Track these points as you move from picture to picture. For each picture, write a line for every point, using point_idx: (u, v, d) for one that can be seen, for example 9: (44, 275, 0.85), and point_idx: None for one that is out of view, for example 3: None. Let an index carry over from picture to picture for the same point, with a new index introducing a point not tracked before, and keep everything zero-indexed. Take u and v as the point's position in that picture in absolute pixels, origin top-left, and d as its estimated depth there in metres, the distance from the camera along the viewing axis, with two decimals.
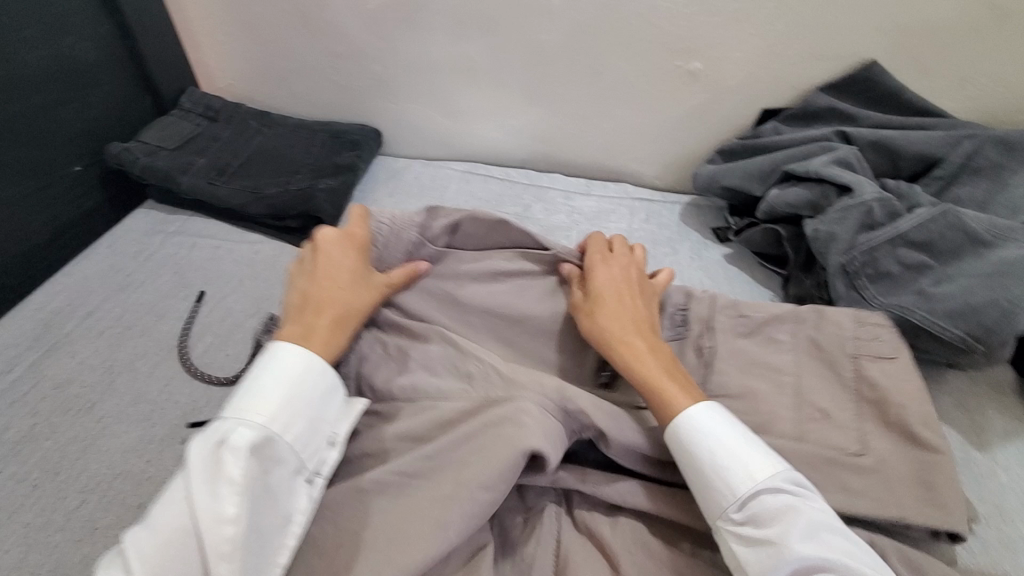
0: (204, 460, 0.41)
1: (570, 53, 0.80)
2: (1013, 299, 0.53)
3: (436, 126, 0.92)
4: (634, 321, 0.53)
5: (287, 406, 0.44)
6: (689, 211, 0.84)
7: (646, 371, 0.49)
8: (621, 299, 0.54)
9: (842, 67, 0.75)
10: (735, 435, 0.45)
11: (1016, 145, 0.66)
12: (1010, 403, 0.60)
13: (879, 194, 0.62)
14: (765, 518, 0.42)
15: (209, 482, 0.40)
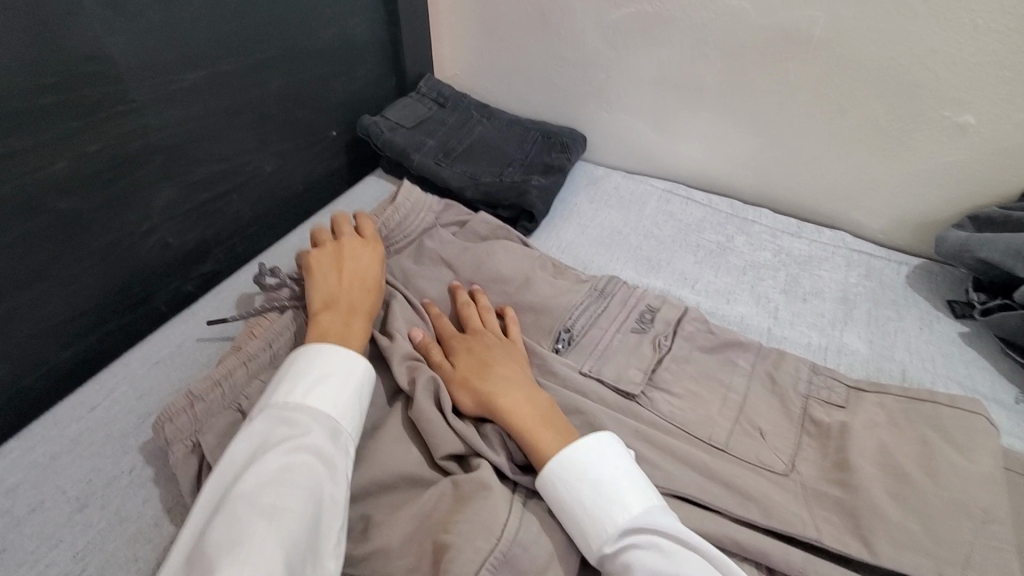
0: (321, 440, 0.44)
1: (815, 87, 0.75)
2: None
3: (644, 140, 0.92)
4: (525, 382, 0.52)
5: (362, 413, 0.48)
6: (916, 275, 0.75)
7: (512, 408, 0.49)
8: (511, 368, 0.54)
9: None
10: (632, 485, 0.44)
11: None
12: None
13: None
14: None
15: (319, 460, 0.42)
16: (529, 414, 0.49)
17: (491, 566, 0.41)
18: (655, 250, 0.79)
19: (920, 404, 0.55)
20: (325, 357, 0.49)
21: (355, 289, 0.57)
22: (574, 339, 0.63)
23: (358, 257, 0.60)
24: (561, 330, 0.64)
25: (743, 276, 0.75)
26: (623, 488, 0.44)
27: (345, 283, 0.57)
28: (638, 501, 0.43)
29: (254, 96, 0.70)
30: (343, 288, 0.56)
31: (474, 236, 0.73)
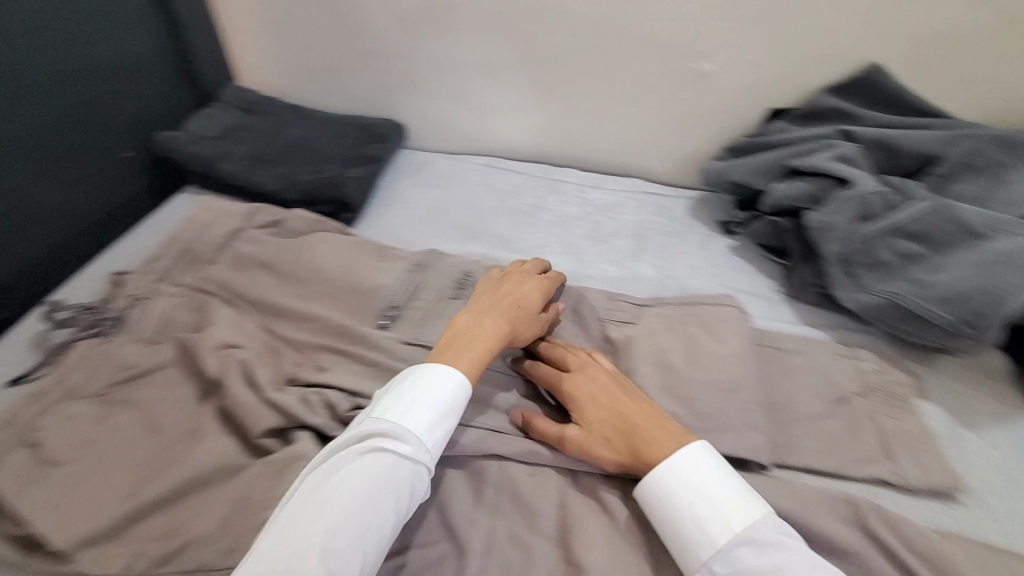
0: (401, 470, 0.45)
1: (589, 54, 0.84)
2: (1000, 287, 0.56)
3: (457, 121, 0.97)
4: (583, 390, 0.54)
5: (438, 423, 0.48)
6: (696, 206, 0.88)
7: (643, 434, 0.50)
8: (614, 407, 0.52)
9: (846, 69, 0.78)
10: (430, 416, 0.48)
11: (1014, 145, 0.70)
12: (1000, 387, 0.63)
13: (876, 187, 0.65)
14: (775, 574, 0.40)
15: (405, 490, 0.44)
16: (653, 437, 0.49)
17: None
18: (476, 220, 0.84)
19: (688, 308, 0.65)
20: (431, 377, 0.49)
21: (515, 306, 0.59)
22: (399, 313, 0.65)
23: (527, 292, 0.62)
24: (387, 306, 0.65)
25: (554, 230, 0.83)
26: (416, 411, 0.47)
27: (511, 303, 0.59)
28: (417, 417, 0.47)
29: (15, 126, 0.66)
30: (509, 307, 0.58)
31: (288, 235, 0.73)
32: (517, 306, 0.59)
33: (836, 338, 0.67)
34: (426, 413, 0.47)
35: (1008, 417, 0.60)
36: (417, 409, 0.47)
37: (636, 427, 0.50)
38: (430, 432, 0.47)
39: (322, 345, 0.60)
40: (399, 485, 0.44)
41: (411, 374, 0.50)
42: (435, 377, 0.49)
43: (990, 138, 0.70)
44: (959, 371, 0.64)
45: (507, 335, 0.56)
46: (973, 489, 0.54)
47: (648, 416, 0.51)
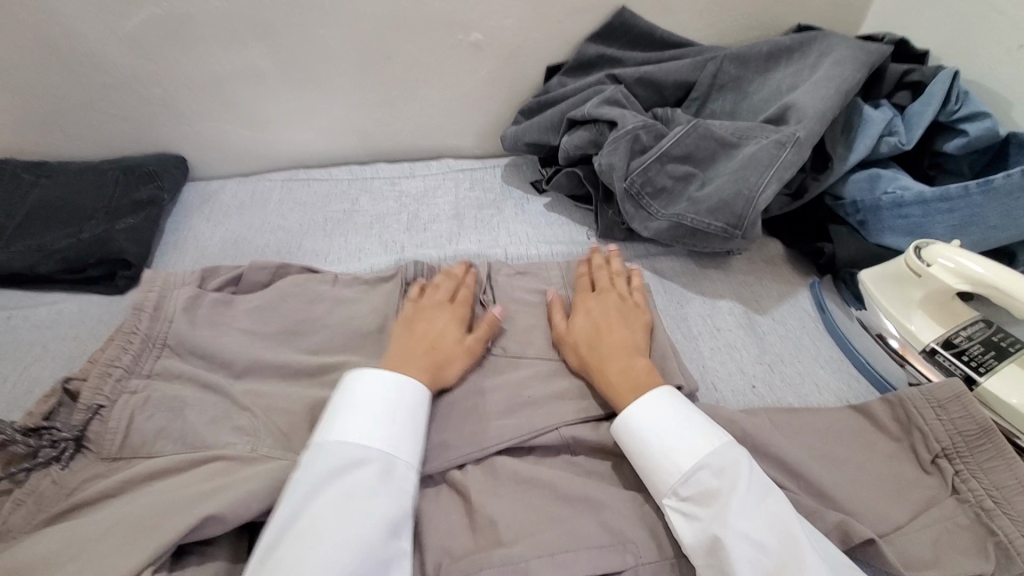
0: (334, 473, 0.45)
1: (362, 45, 0.81)
2: (751, 188, 0.63)
3: (244, 139, 0.89)
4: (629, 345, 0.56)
5: (366, 421, 0.48)
6: (508, 172, 0.90)
7: (613, 381, 0.53)
8: (598, 330, 0.58)
9: (601, 15, 0.83)
10: (359, 413, 0.49)
11: (746, 60, 0.79)
12: (780, 271, 0.72)
13: (640, 121, 0.71)
14: (706, 496, 0.44)
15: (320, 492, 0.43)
16: (615, 377, 0.53)
17: None
18: (285, 240, 0.79)
19: (519, 274, 0.70)
20: (360, 384, 0.51)
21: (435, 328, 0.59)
22: None
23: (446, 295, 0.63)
24: (237, 362, 0.57)
25: (371, 230, 0.81)
26: (367, 423, 0.48)
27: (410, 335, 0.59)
28: (358, 427, 0.48)
29: None
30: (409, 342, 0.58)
31: (218, 291, 0.64)
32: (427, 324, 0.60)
33: (644, 265, 0.73)
34: (367, 419, 0.49)
35: (789, 294, 0.69)
36: (357, 417, 0.49)
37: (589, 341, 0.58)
38: (388, 430, 0.49)
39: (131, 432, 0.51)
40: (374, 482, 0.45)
41: (339, 396, 0.51)
42: (365, 382, 0.51)
43: (726, 57, 0.79)
44: (746, 266, 0.73)
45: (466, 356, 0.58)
46: (772, 363, 0.62)
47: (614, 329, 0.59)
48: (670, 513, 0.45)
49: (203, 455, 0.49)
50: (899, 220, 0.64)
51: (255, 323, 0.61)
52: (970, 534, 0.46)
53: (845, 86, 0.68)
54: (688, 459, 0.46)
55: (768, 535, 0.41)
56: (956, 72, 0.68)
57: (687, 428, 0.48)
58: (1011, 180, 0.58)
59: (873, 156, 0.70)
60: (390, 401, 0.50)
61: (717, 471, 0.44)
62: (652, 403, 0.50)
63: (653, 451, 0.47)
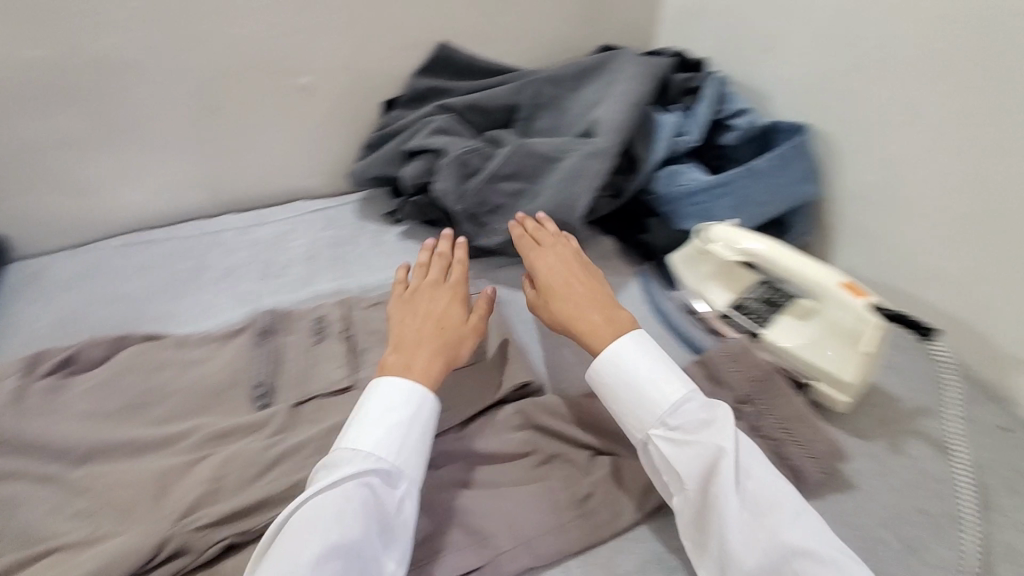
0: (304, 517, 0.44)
1: (188, 99, 0.81)
2: (569, 197, 0.72)
3: (68, 210, 0.84)
4: (604, 299, 0.59)
5: (387, 427, 0.49)
6: (362, 206, 0.93)
7: (593, 326, 0.57)
8: (578, 282, 0.61)
9: (424, 52, 0.90)
10: (397, 409, 0.50)
11: (558, 80, 0.88)
12: (613, 264, 0.81)
13: (467, 147, 0.76)
14: (682, 433, 0.50)
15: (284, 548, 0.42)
16: (600, 325, 0.57)
17: None
18: (128, 308, 0.76)
19: (375, 304, 0.72)
20: (379, 392, 0.52)
21: (431, 313, 0.60)
22: (272, 389, 0.62)
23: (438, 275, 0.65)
24: (74, 447, 0.55)
25: (222, 284, 0.79)
26: (377, 432, 0.49)
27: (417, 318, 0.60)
28: (366, 437, 0.49)
29: None
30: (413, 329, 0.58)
31: (47, 376, 0.61)
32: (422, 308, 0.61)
33: (495, 277, 0.78)
34: (376, 430, 0.49)
35: (622, 283, 0.78)
36: (370, 428, 0.49)
37: (573, 284, 0.61)
38: (416, 433, 0.50)
39: None
40: (335, 522, 0.43)
41: (364, 399, 0.52)
42: (383, 389, 0.52)
43: (542, 80, 0.88)
44: None
45: (464, 331, 0.59)
46: None
47: (583, 284, 0.61)
48: (657, 441, 0.51)
49: (42, 551, 0.47)
50: (693, 206, 0.75)
51: (92, 401, 0.59)
52: (766, 460, 0.55)
53: (636, 98, 0.78)
54: (677, 396, 0.51)
55: (769, 480, 0.47)
56: (721, 80, 0.83)
57: (665, 370, 0.53)
58: (768, 164, 0.72)
59: (672, 155, 0.81)
60: (411, 404, 0.51)
61: (704, 410, 0.51)
62: (625, 348, 0.54)
63: (635, 393, 0.53)
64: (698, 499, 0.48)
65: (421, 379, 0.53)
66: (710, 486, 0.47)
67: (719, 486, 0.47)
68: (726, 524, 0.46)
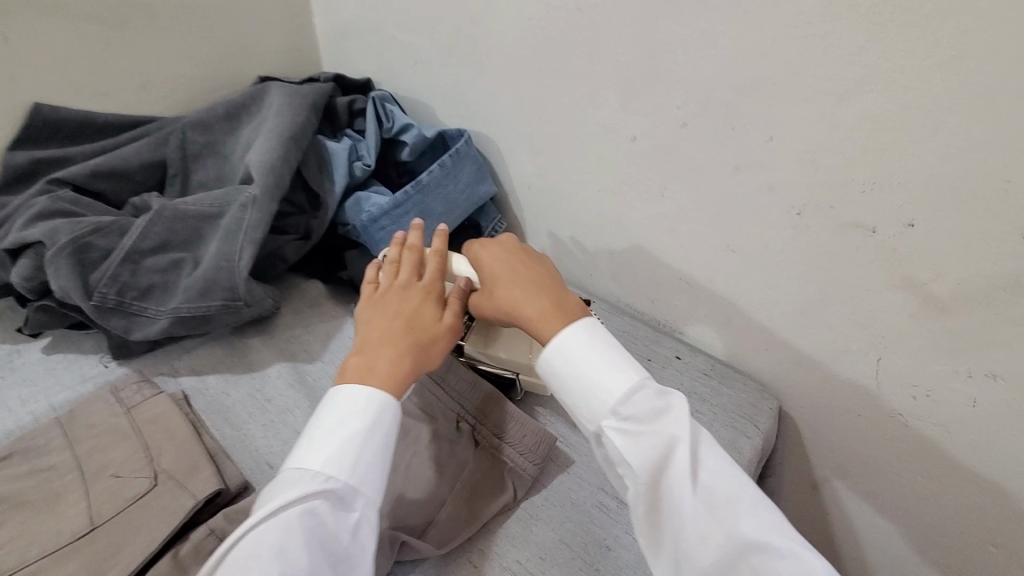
0: None
1: None
2: (230, 258, 0.63)
3: None
4: (548, 283, 0.53)
5: (338, 452, 0.44)
6: None
7: (533, 308, 0.51)
8: (516, 261, 0.55)
9: (13, 120, 0.71)
10: (321, 446, 0.44)
11: (207, 124, 0.77)
12: (324, 309, 0.75)
13: (87, 227, 0.62)
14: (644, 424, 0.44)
15: None
16: (545, 312, 0.51)
17: None
18: None
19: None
20: (345, 398, 0.47)
21: (408, 317, 0.52)
22: None
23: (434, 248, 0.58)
24: None
25: None
26: (333, 444, 0.44)
27: (423, 308, 0.53)
28: (322, 458, 0.43)
29: None
30: (391, 341, 0.50)
31: None
32: (365, 331, 0.51)
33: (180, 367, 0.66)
34: (338, 444, 0.44)
35: (335, 328, 0.72)
36: (336, 439, 0.44)
37: (495, 282, 0.54)
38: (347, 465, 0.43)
39: None
40: None
41: (328, 402, 0.47)
42: (344, 399, 0.47)
43: (186, 127, 0.76)
44: (291, 318, 0.73)
45: (449, 330, 0.53)
46: None
47: (535, 275, 0.54)
48: (609, 434, 0.45)
49: None
50: (379, 232, 0.72)
51: None
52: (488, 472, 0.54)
53: (289, 131, 0.70)
54: (626, 385, 0.46)
55: (724, 467, 0.42)
56: (381, 97, 0.80)
57: (613, 358, 0.48)
58: (434, 176, 0.72)
59: (353, 182, 0.78)
60: (378, 415, 0.46)
61: (657, 397, 0.45)
62: (570, 335, 0.49)
63: (585, 380, 0.47)
64: (650, 499, 0.43)
65: (384, 381, 0.47)
66: (664, 482, 0.42)
67: (668, 485, 0.42)
68: (679, 524, 0.41)
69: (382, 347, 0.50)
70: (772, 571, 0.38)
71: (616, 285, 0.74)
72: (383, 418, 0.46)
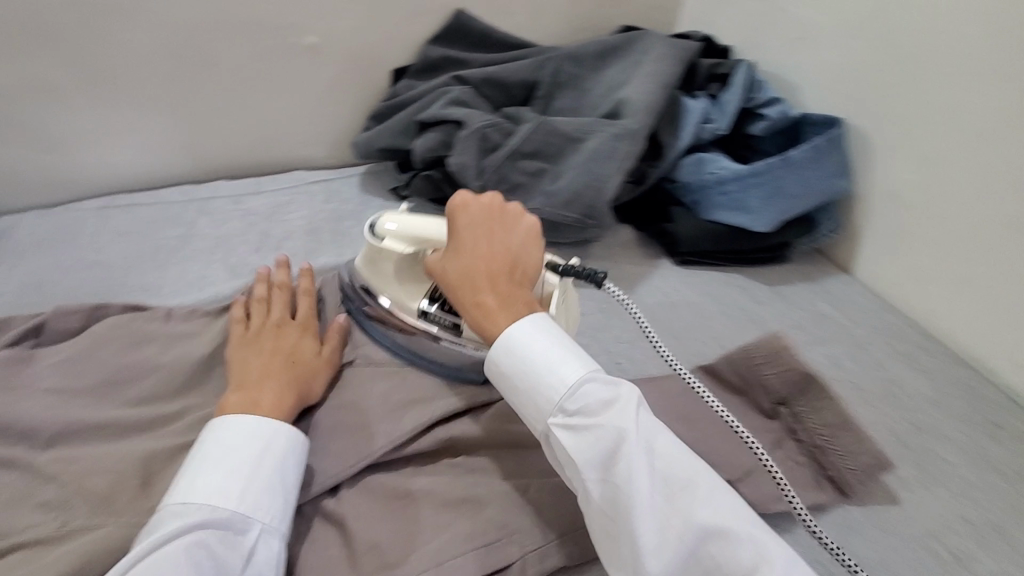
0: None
1: (177, 51, 0.74)
2: (598, 179, 0.69)
3: (39, 167, 0.76)
4: (490, 275, 0.50)
5: (279, 465, 0.45)
6: (365, 180, 0.87)
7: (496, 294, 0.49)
8: (474, 237, 0.52)
9: (440, 17, 0.84)
10: (252, 452, 0.45)
11: (580, 58, 0.83)
12: (634, 253, 0.78)
13: (488, 120, 0.72)
14: (587, 415, 0.43)
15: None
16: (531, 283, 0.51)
17: None
18: (105, 277, 0.69)
19: None
20: (217, 433, 0.45)
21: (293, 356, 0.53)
22: None
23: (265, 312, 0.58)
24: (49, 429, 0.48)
25: (214, 255, 0.73)
26: (254, 465, 0.44)
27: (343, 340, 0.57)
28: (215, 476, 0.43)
29: None
30: (294, 360, 0.54)
31: (11, 347, 0.53)
32: (237, 359, 0.53)
33: None
34: (217, 477, 0.43)
35: (643, 275, 0.75)
36: (217, 467, 0.43)
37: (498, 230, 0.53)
38: (243, 491, 0.43)
39: None
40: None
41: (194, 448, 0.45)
42: (223, 431, 0.45)
43: (562, 57, 0.83)
44: (605, 252, 0.77)
45: (309, 374, 0.54)
46: (632, 339, 0.66)
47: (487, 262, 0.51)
48: (557, 435, 0.44)
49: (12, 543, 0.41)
50: (721, 197, 0.72)
51: (66, 377, 0.52)
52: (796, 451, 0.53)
53: (667, 80, 0.75)
54: (573, 378, 0.44)
55: (677, 446, 0.41)
56: (750, 66, 0.79)
57: (557, 351, 0.46)
58: (803, 155, 0.70)
59: (698, 143, 0.78)
60: (278, 442, 0.46)
61: (607, 387, 0.44)
62: (525, 332, 0.47)
63: (551, 360, 0.45)
64: (603, 507, 0.41)
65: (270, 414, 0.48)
66: (615, 474, 0.40)
67: (619, 466, 0.40)
68: (641, 507, 0.39)
69: (294, 361, 0.53)
70: (732, 556, 0.37)
71: (956, 328, 0.67)
72: (295, 451, 0.47)
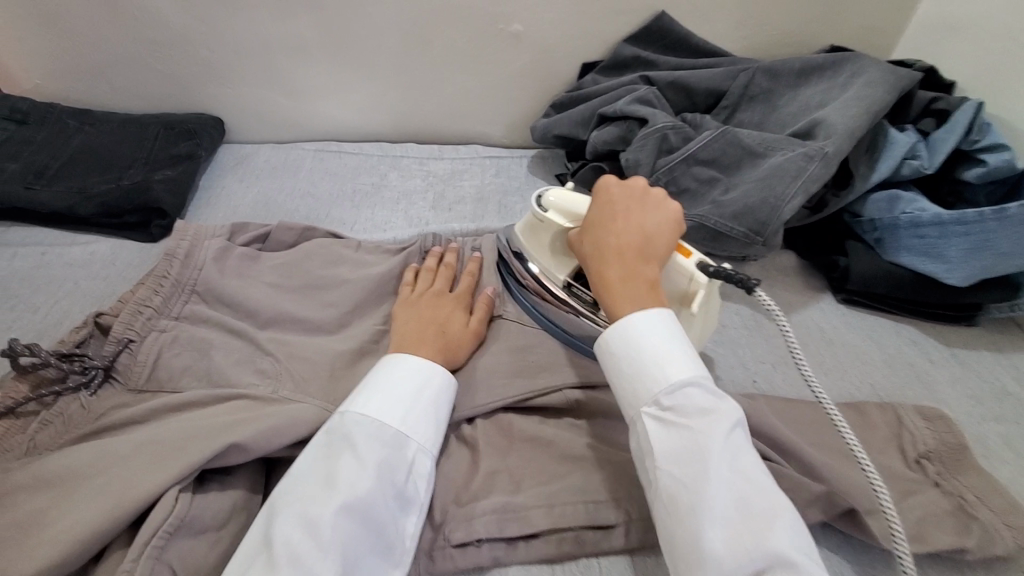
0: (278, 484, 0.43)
1: (404, 25, 0.83)
2: (777, 197, 0.66)
3: (280, 108, 0.92)
4: (629, 253, 0.51)
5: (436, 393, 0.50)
6: (534, 163, 0.93)
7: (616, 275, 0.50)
8: (608, 216, 0.54)
9: (640, 18, 0.85)
10: (416, 381, 0.50)
11: (777, 73, 0.80)
12: (793, 280, 0.75)
13: (670, 122, 0.73)
14: (686, 412, 0.42)
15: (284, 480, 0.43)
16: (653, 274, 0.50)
17: (162, 538, 0.41)
18: (313, 207, 0.82)
19: None
20: (388, 365, 0.51)
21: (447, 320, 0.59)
22: None
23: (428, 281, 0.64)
24: (264, 315, 0.59)
25: (397, 205, 0.83)
26: (419, 391, 0.49)
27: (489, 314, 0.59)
28: (394, 397, 0.48)
29: None
30: (449, 324, 0.58)
31: (248, 245, 0.66)
32: (398, 314, 0.59)
33: None
34: (392, 396, 0.48)
35: (800, 304, 0.72)
36: (393, 386, 0.49)
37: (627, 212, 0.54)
38: (412, 409, 0.48)
39: (162, 370, 0.53)
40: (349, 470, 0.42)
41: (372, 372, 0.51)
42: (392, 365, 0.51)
43: (758, 69, 0.81)
44: (761, 273, 0.75)
45: (458, 338, 0.57)
46: (777, 364, 0.64)
47: (621, 244, 0.51)
48: (646, 420, 0.43)
49: (229, 392, 0.52)
50: (914, 239, 0.66)
51: (280, 278, 0.63)
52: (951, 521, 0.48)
53: (875, 106, 0.69)
54: (678, 378, 0.43)
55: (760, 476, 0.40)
56: (982, 103, 0.70)
57: (669, 347, 0.45)
58: None
59: (895, 178, 0.72)
60: (438, 376, 0.51)
61: (709, 396, 0.43)
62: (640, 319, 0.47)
63: (653, 354, 0.45)
64: (667, 502, 0.40)
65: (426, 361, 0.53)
66: (694, 479, 0.39)
67: (703, 471, 0.39)
68: (707, 512, 0.38)
69: (447, 326, 0.58)
70: None
71: None
72: (449, 390, 0.51)
